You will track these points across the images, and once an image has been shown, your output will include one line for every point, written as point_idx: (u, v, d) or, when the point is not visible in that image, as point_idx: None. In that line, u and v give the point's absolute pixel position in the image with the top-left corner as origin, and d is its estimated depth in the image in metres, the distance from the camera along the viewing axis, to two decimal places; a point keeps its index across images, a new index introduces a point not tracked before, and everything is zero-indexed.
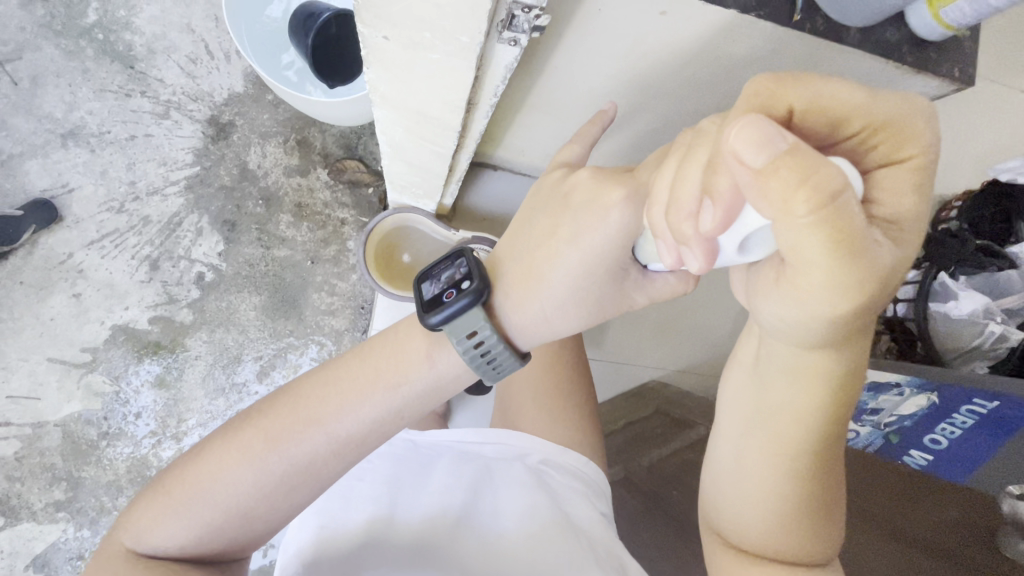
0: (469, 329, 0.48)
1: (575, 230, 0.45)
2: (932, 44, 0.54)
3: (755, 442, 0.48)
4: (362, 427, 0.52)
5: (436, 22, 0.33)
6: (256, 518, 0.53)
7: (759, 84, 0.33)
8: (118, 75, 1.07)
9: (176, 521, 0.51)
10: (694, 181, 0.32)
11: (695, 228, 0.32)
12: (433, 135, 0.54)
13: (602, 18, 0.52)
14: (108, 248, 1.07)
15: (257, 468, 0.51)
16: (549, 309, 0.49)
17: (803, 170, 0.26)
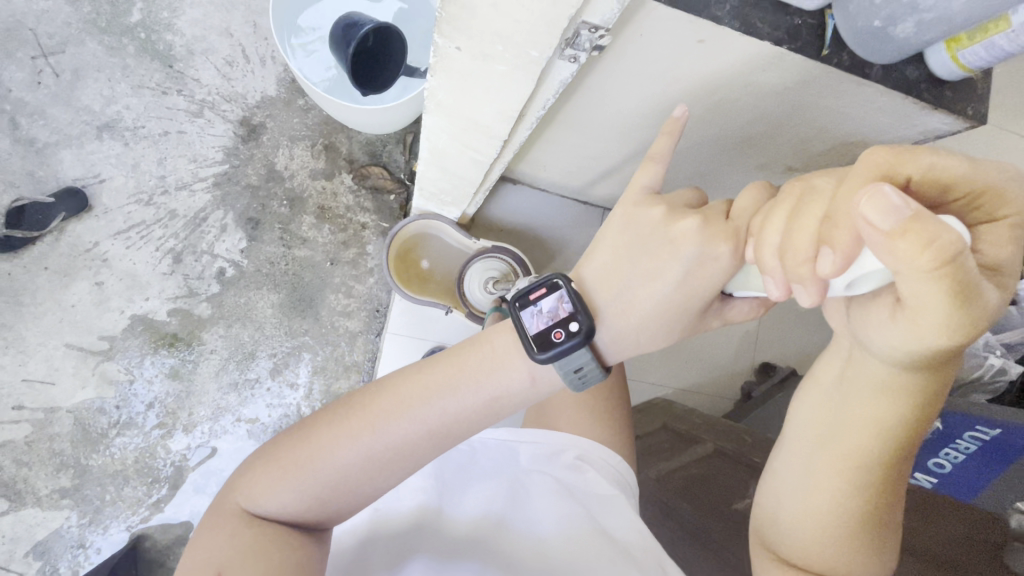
0: (575, 364, 0.47)
1: (687, 267, 0.43)
2: (948, 83, 0.58)
3: (825, 450, 0.47)
4: (474, 410, 0.49)
5: (511, 36, 0.36)
6: (361, 493, 0.51)
7: (874, 156, 0.31)
8: (157, 73, 1.11)
9: (287, 489, 0.49)
10: (811, 230, 0.33)
11: (811, 272, 0.33)
12: (478, 143, 0.57)
13: (644, 44, 0.56)
14: (133, 239, 1.09)
15: (368, 442, 0.49)
16: (645, 331, 0.47)
17: (933, 232, 0.27)
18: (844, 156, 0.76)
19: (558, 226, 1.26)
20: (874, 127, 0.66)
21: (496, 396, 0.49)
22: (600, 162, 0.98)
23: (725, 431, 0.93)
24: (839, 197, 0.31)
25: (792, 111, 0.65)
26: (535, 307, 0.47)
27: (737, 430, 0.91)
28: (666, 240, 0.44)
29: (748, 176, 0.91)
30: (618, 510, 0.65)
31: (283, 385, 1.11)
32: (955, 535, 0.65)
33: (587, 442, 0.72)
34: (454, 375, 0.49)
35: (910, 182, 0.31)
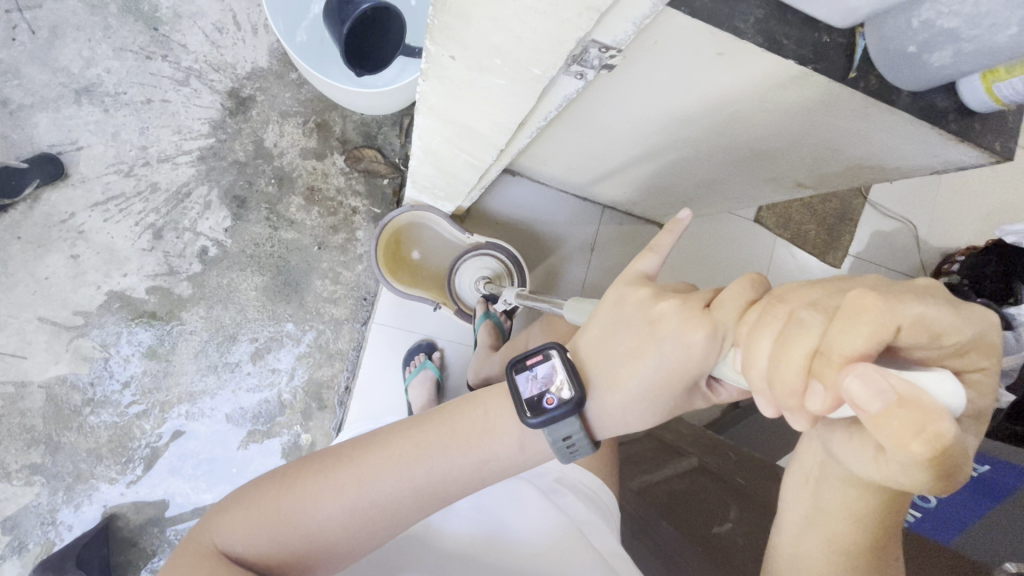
0: (564, 432, 0.44)
1: (666, 353, 0.40)
2: (977, 115, 0.54)
3: (805, 538, 0.47)
4: (463, 476, 0.47)
5: (511, 52, 0.32)
6: (339, 551, 0.47)
7: (863, 296, 0.27)
8: (141, 35, 1.05)
9: (262, 536, 0.46)
10: (798, 364, 0.28)
11: (798, 409, 0.28)
12: (472, 148, 0.53)
13: (659, 50, 0.52)
14: (112, 211, 1.04)
15: (353, 496, 0.46)
16: (629, 404, 0.44)
17: (919, 416, 0.25)
18: (857, 176, 0.73)
19: (556, 221, 1.22)
20: (895, 153, 0.62)
21: (487, 463, 0.46)
22: (602, 161, 0.94)
23: (710, 445, 0.92)
24: (827, 341, 0.27)
25: (811, 130, 0.61)
26: (531, 372, 0.45)
27: (721, 443, 0.92)
28: (648, 322, 0.41)
29: (756, 186, 0.87)
30: (600, 529, 0.64)
31: (265, 370, 1.09)
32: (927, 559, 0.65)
33: (570, 466, 0.71)
34: (450, 435, 0.47)
35: (897, 334, 0.27)
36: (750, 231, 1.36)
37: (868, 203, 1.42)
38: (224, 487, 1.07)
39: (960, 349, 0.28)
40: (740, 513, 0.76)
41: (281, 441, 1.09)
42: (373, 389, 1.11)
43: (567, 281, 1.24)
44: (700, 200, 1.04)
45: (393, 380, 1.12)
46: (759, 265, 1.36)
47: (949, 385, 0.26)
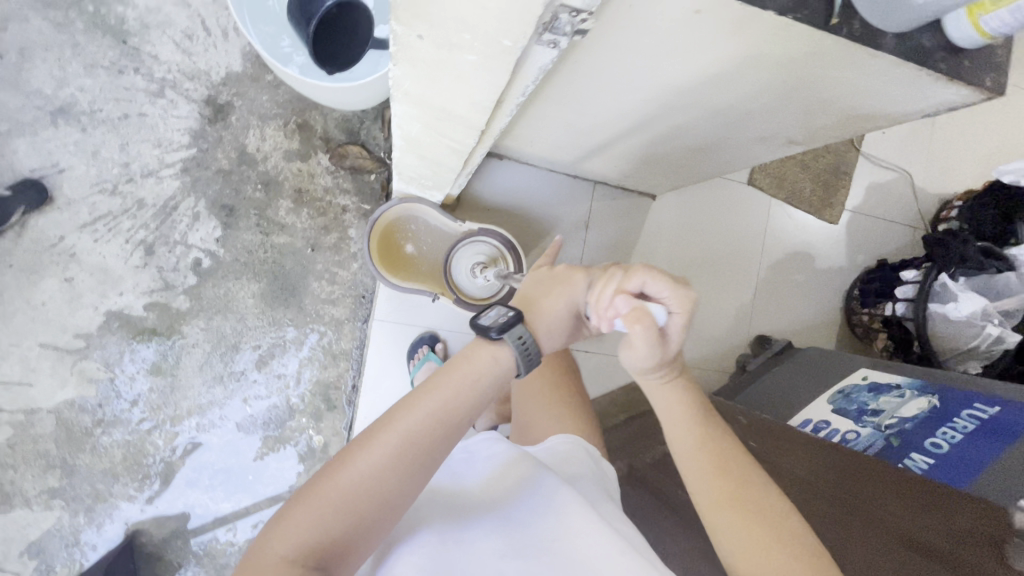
0: (517, 333, 0.50)
1: (560, 293, 0.53)
2: (966, 52, 0.52)
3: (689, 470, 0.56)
4: (475, 390, 0.49)
5: (479, 24, 0.31)
6: (391, 506, 0.45)
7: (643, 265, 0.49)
8: (110, 50, 1.03)
9: (312, 517, 0.43)
10: (606, 292, 0.49)
11: (600, 317, 0.50)
12: (453, 133, 0.52)
13: (633, 11, 0.51)
14: (100, 231, 1.03)
15: (386, 441, 0.45)
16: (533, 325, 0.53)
17: (638, 319, 0.47)
18: (848, 128, 0.72)
19: (546, 201, 1.21)
20: (884, 99, 0.60)
21: (491, 375, 0.50)
22: (589, 136, 0.94)
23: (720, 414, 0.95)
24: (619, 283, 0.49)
25: (799, 82, 0.60)
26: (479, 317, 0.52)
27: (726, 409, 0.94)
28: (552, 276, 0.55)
29: (746, 147, 0.86)
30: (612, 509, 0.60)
31: (271, 376, 1.09)
32: (978, 538, 0.58)
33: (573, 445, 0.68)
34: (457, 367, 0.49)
35: (655, 287, 0.48)
36: (744, 193, 1.35)
37: (861, 154, 1.40)
38: (243, 495, 1.08)
39: (679, 301, 0.49)
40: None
41: (295, 446, 1.09)
42: (380, 385, 1.11)
43: (563, 261, 1.24)
44: (691, 165, 1.03)
45: (399, 375, 1.12)
46: (755, 228, 1.35)
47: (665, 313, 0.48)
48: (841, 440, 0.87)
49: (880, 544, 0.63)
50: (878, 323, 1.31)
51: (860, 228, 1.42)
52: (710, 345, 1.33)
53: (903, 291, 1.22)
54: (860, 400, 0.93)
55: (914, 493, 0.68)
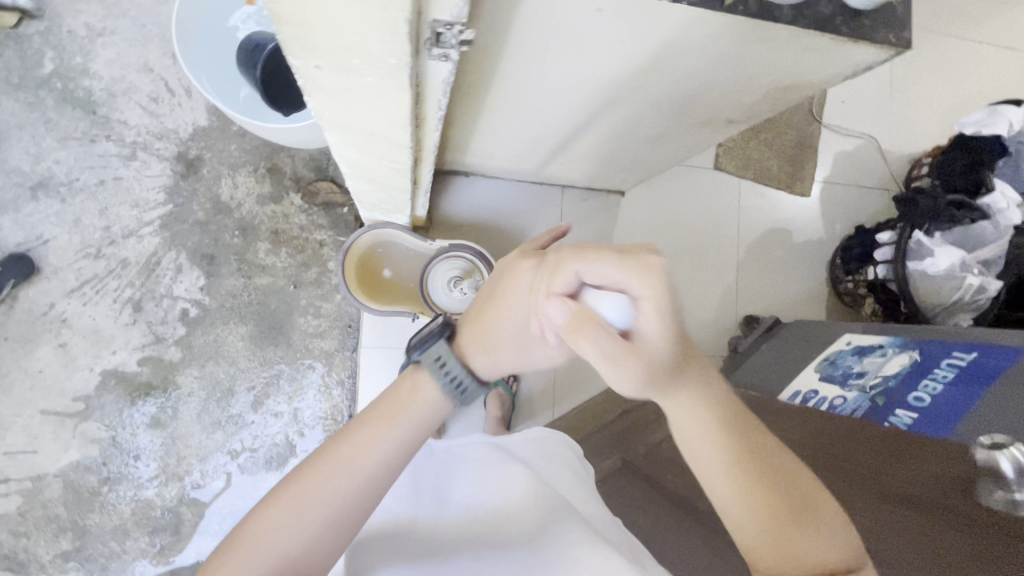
0: (436, 353, 0.52)
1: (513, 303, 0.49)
2: (864, 13, 0.55)
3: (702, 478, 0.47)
4: (403, 442, 0.51)
5: (361, 48, 0.33)
6: (325, 557, 0.48)
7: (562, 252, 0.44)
8: (81, 121, 1.08)
9: (247, 570, 0.45)
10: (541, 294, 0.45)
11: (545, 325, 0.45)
12: (387, 153, 0.55)
13: (540, 16, 0.54)
14: (88, 294, 1.07)
15: (321, 499, 0.47)
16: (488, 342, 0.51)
17: (580, 324, 0.42)
18: (780, 100, 0.74)
19: (517, 211, 1.24)
20: (801, 68, 0.63)
21: (417, 428, 0.51)
22: (544, 142, 0.97)
23: None
24: (553, 274, 0.45)
25: (717, 64, 0.63)
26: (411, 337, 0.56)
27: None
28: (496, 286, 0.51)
29: (692, 132, 0.89)
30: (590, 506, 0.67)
31: (267, 415, 1.11)
32: (949, 478, 0.59)
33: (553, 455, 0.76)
34: (384, 416, 0.51)
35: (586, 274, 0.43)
36: (712, 178, 1.37)
37: (823, 126, 1.42)
38: None
39: (644, 282, 0.42)
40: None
41: None
42: None
43: None
44: (649, 156, 1.05)
45: None
46: (728, 211, 1.37)
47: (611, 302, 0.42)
48: (829, 406, 0.87)
49: (861, 499, 0.64)
50: (863, 289, 1.31)
51: (834, 198, 1.43)
52: (700, 332, 1.34)
53: (881, 255, 1.24)
54: (845, 365, 0.93)
55: (889, 445, 0.68)
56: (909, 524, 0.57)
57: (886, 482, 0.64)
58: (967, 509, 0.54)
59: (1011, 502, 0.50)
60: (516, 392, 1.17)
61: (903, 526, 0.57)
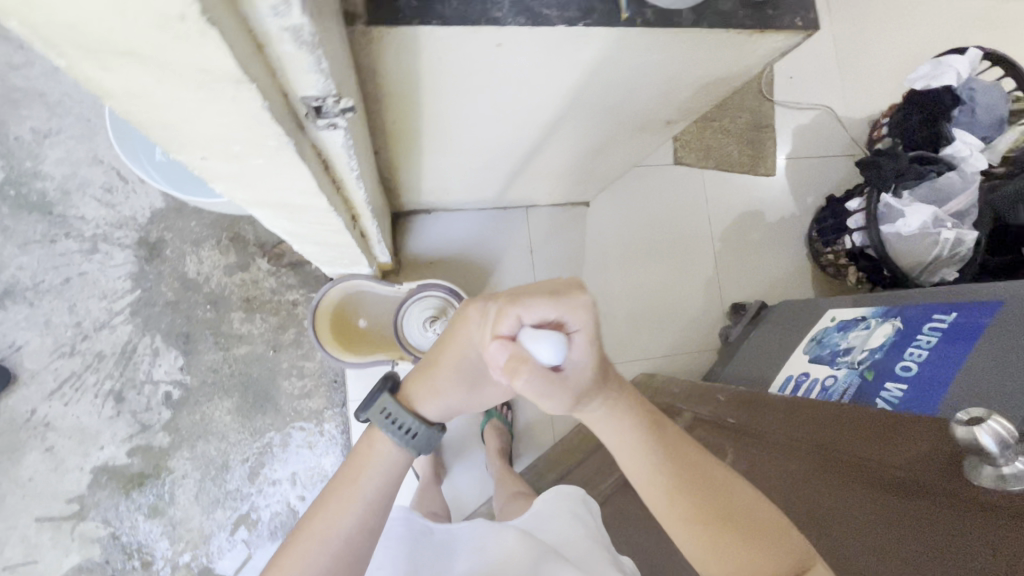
0: (380, 408, 0.50)
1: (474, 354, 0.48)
2: (767, 3, 0.54)
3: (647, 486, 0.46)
4: (387, 478, 0.51)
5: (235, 136, 0.33)
6: None
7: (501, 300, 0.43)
8: (39, 224, 1.08)
9: None
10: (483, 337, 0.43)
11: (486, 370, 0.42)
12: (315, 218, 0.55)
13: (443, 60, 0.54)
14: (68, 393, 1.06)
15: (321, 547, 0.47)
16: (439, 385, 0.51)
17: (518, 364, 0.38)
18: (710, 95, 0.73)
19: (485, 239, 1.24)
20: (719, 63, 0.62)
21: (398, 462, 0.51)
22: (493, 169, 0.97)
23: (700, 394, 0.98)
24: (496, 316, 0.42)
25: (635, 72, 0.62)
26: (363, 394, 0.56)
27: (708, 390, 0.97)
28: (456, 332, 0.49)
29: (635, 137, 0.88)
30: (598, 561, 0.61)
31: (265, 485, 1.09)
32: (943, 458, 0.56)
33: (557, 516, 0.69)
34: (364, 460, 0.51)
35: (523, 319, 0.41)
36: (675, 173, 1.37)
37: (776, 104, 1.42)
38: None
39: (581, 320, 0.41)
40: (736, 456, 0.79)
41: None
42: None
43: None
44: (602, 165, 1.05)
45: None
46: (696, 202, 1.37)
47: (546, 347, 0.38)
48: (821, 388, 0.85)
49: (849, 493, 0.61)
50: (844, 259, 1.29)
51: (800, 171, 1.42)
52: (689, 328, 1.32)
53: (854, 223, 1.22)
54: (832, 343, 0.91)
55: (880, 429, 0.65)
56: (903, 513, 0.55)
57: (882, 467, 0.61)
58: (962, 493, 0.52)
59: (999, 478, 0.48)
60: (511, 421, 1.19)
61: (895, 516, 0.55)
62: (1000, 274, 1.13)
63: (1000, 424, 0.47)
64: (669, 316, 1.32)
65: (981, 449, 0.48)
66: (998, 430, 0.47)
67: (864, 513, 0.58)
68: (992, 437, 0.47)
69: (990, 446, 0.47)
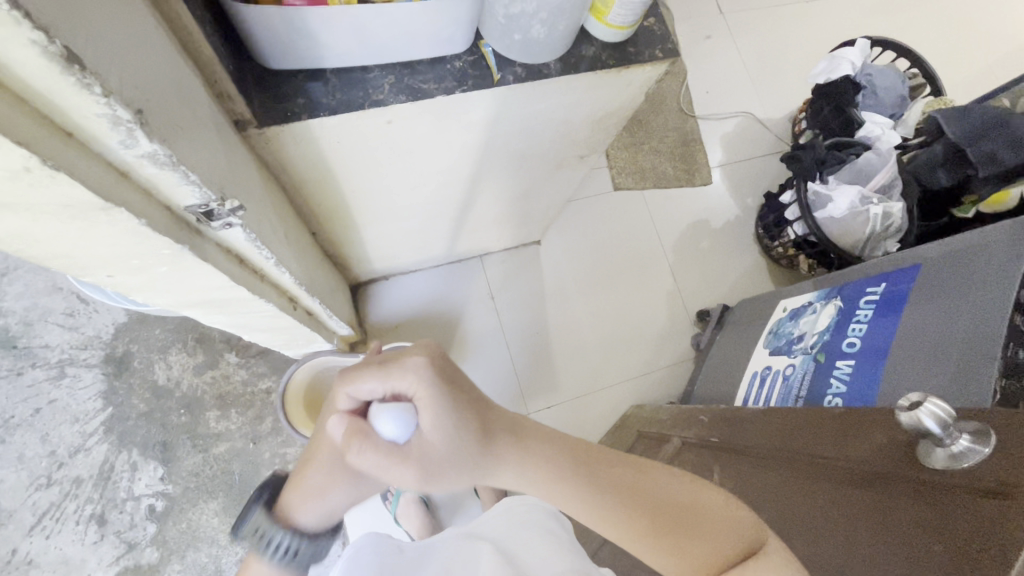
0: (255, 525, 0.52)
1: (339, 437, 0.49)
2: (626, 43, 0.59)
3: (596, 525, 0.49)
4: None
5: (133, 253, 0.36)
6: None
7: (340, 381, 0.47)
8: (3, 359, 1.09)
9: None
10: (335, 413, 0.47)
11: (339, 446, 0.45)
12: (247, 309, 0.57)
13: (345, 144, 0.58)
14: (49, 526, 1.04)
15: None
16: (319, 481, 0.51)
17: (354, 436, 0.43)
18: (610, 128, 0.78)
19: (445, 293, 1.27)
20: (604, 99, 0.67)
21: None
22: (434, 228, 1.01)
23: (686, 418, 0.93)
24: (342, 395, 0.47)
25: (529, 121, 0.67)
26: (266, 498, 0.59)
27: (695, 411, 0.92)
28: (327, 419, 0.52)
29: (557, 175, 0.93)
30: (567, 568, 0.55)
31: None
32: (895, 443, 0.54)
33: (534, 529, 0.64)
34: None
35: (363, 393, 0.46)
36: (617, 197, 1.42)
37: (699, 118, 1.51)
38: None
39: (416, 382, 0.45)
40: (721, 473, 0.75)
41: None
42: None
43: (487, 337, 1.27)
44: (540, 205, 1.09)
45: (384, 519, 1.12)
46: (642, 222, 1.42)
47: (378, 413, 0.43)
48: (783, 379, 0.87)
49: (817, 493, 0.59)
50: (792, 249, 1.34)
51: (735, 175, 1.49)
52: (661, 343, 1.34)
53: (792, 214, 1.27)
54: (787, 333, 0.94)
55: (835, 422, 0.63)
56: (868, 508, 0.53)
57: (841, 463, 0.59)
58: (914, 475, 0.50)
59: (951, 457, 0.47)
60: None
61: (863, 510, 0.54)
62: (937, 236, 1.16)
63: (938, 405, 0.47)
64: (638, 335, 1.34)
65: (927, 432, 0.47)
66: (938, 411, 0.47)
67: (834, 512, 0.56)
68: (933, 419, 0.46)
69: (934, 429, 0.47)
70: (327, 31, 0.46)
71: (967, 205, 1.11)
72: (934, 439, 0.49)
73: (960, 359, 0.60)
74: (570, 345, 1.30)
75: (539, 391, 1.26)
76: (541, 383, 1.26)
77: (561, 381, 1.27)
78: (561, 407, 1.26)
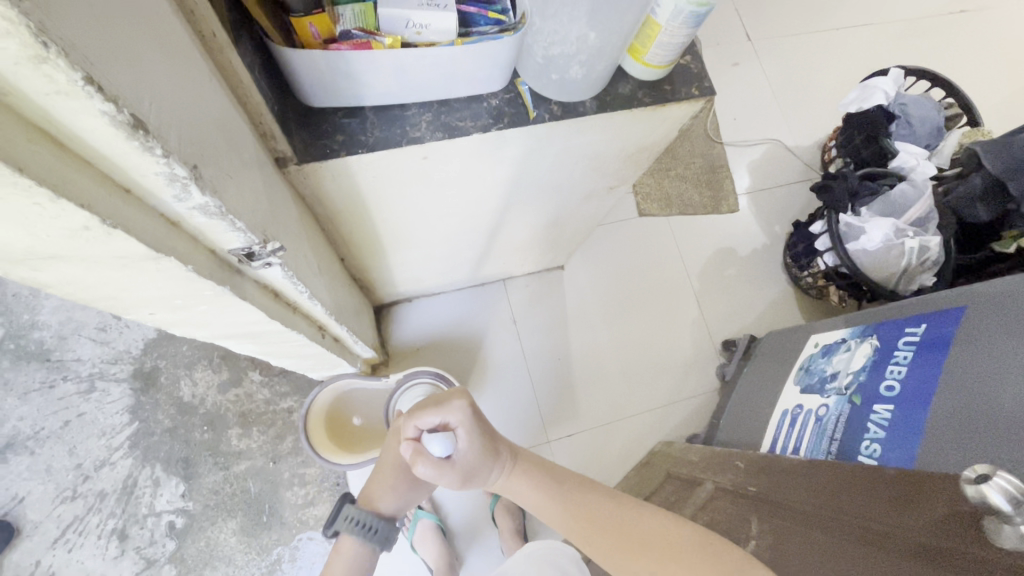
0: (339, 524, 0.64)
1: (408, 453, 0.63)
2: (661, 80, 0.59)
3: (583, 545, 0.57)
4: None
5: (178, 293, 0.36)
6: None
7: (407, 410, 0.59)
8: (37, 372, 1.12)
9: None
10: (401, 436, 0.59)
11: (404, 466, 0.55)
12: (279, 339, 0.57)
13: (380, 178, 0.59)
14: (72, 539, 1.05)
15: None
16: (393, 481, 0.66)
17: (415, 457, 0.54)
18: (641, 160, 0.77)
19: (467, 317, 1.27)
20: (637, 134, 0.66)
21: None
22: (459, 254, 1.01)
23: (720, 462, 0.91)
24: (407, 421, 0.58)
25: (560, 155, 0.67)
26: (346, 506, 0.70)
27: (728, 455, 0.90)
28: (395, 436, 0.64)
29: (584, 205, 0.93)
30: None
31: None
32: (960, 517, 0.51)
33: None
34: None
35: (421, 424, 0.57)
36: (641, 224, 1.41)
37: (726, 145, 1.49)
38: None
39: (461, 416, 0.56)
40: (760, 527, 0.72)
41: None
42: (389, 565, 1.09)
43: (508, 362, 1.26)
44: (564, 233, 1.09)
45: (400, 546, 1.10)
46: (667, 249, 1.40)
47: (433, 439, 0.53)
48: (816, 420, 0.84)
49: (867, 559, 0.56)
50: (822, 280, 1.31)
51: (763, 203, 1.47)
52: (684, 373, 1.32)
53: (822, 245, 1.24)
54: (819, 370, 0.91)
55: (893, 488, 0.60)
56: None
57: (898, 532, 0.56)
58: (983, 554, 0.47)
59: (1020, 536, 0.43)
60: None
61: None
62: (978, 270, 1.14)
63: (1006, 479, 0.44)
64: (661, 363, 1.32)
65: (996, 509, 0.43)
66: (1006, 485, 0.43)
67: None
68: (1001, 494, 0.43)
69: (1003, 506, 0.43)
70: (369, 73, 0.47)
71: (1007, 240, 1.08)
72: (1001, 515, 0.44)
73: (1008, 410, 0.58)
74: (591, 372, 1.29)
75: (560, 419, 1.24)
76: (561, 410, 1.25)
77: (582, 409, 1.25)
78: (582, 436, 1.24)
